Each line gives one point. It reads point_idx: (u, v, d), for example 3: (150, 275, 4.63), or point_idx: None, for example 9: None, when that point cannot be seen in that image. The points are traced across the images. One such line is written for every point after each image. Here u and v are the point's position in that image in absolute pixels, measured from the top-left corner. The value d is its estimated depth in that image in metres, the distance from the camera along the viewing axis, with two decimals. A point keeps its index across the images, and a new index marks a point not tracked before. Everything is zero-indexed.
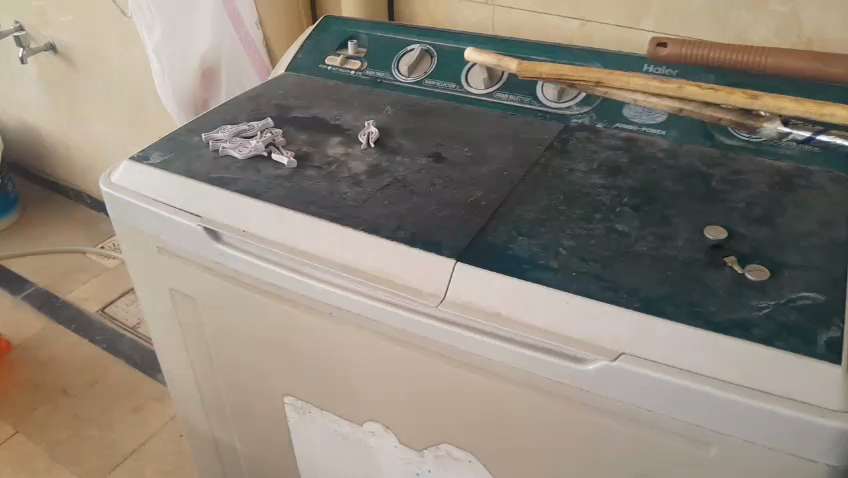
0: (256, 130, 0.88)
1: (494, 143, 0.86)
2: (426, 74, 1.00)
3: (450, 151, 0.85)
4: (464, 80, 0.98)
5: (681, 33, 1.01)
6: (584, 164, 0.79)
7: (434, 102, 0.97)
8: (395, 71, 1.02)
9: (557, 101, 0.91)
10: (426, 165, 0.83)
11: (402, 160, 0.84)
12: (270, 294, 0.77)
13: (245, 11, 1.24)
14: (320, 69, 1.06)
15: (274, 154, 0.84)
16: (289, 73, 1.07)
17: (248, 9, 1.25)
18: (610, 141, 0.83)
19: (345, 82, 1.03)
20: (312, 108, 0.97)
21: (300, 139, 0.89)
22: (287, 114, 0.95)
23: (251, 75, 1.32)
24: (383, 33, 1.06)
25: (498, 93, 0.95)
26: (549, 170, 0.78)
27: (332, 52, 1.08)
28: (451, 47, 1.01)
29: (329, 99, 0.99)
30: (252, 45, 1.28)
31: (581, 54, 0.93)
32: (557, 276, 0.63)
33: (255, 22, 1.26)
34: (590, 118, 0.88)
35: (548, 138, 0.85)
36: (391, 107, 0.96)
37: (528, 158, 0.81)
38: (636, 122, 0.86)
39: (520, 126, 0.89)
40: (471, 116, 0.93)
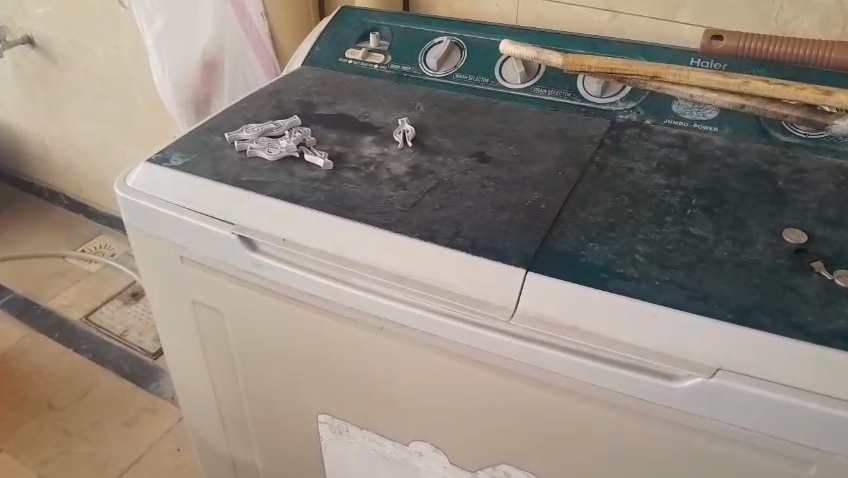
0: (284, 129, 0.83)
1: (539, 141, 0.81)
2: (456, 68, 0.95)
3: (494, 150, 0.80)
4: (498, 74, 0.93)
5: (719, 25, 0.97)
6: (642, 163, 0.74)
7: (467, 98, 0.92)
8: (422, 65, 0.97)
9: (601, 96, 0.86)
10: (471, 165, 0.78)
11: (444, 160, 0.79)
12: (310, 308, 0.71)
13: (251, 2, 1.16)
14: (340, 62, 1.00)
15: (306, 154, 0.78)
16: (307, 67, 1.01)
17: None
18: (663, 139, 0.79)
19: (368, 76, 0.98)
20: (337, 105, 0.91)
21: (330, 140, 0.83)
22: (311, 112, 0.89)
23: (255, 71, 1.23)
24: (407, 24, 1.00)
25: (536, 88, 0.90)
26: (606, 170, 0.74)
27: (352, 45, 1.01)
28: (482, 39, 0.95)
29: (354, 95, 0.93)
30: (257, 37, 1.19)
31: (624, 47, 0.89)
32: (640, 285, 0.58)
33: (261, 15, 1.17)
34: (637, 114, 0.84)
35: (597, 136, 0.81)
36: (422, 103, 0.91)
37: (580, 158, 0.76)
38: (686, 118, 0.82)
39: (564, 122, 0.84)
40: (509, 113, 0.88)
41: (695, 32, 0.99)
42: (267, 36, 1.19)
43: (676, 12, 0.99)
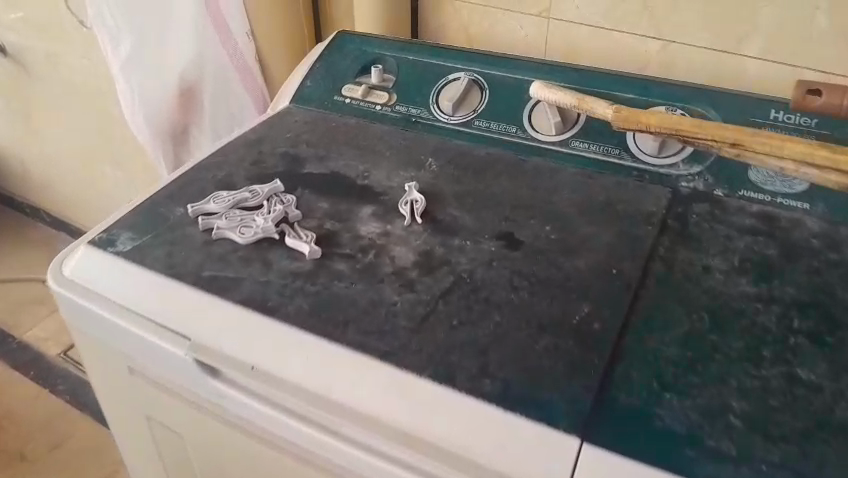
0: (262, 199, 0.66)
1: (582, 219, 0.64)
2: (475, 112, 0.78)
3: (526, 231, 0.63)
4: (526, 122, 0.76)
5: (799, 62, 0.78)
6: (719, 260, 0.58)
7: (488, 152, 0.75)
8: (434, 107, 0.80)
9: (659, 156, 0.70)
10: (498, 252, 0.61)
11: (462, 243, 0.62)
12: (290, 454, 0.54)
13: (234, 21, 0.99)
14: (335, 101, 0.84)
15: (287, 236, 0.62)
16: (296, 105, 0.85)
17: (237, 16, 0.98)
18: (741, 221, 0.62)
19: (369, 119, 0.81)
20: (330, 161, 0.74)
21: (318, 213, 0.67)
22: (297, 171, 0.72)
23: (240, 100, 1.06)
24: (416, 56, 0.83)
25: (573, 141, 0.73)
26: (674, 271, 0.57)
27: (351, 79, 0.85)
28: (506, 77, 0.79)
29: (352, 145, 0.76)
30: (243, 62, 1.02)
31: (683, 92, 0.72)
32: (741, 472, 0.42)
33: (246, 33, 0.99)
34: (704, 182, 0.67)
35: (657, 214, 0.64)
36: (434, 159, 0.74)
37: (637, 249, 0.60)
38: (767, 190, 0.65)
39: (614, 191, 0.67)
40: (543, 173, 0.71)
41: (767, 67, 0.80)
42: (254, 61, 1.02)
43: (743, 43, 0.80)
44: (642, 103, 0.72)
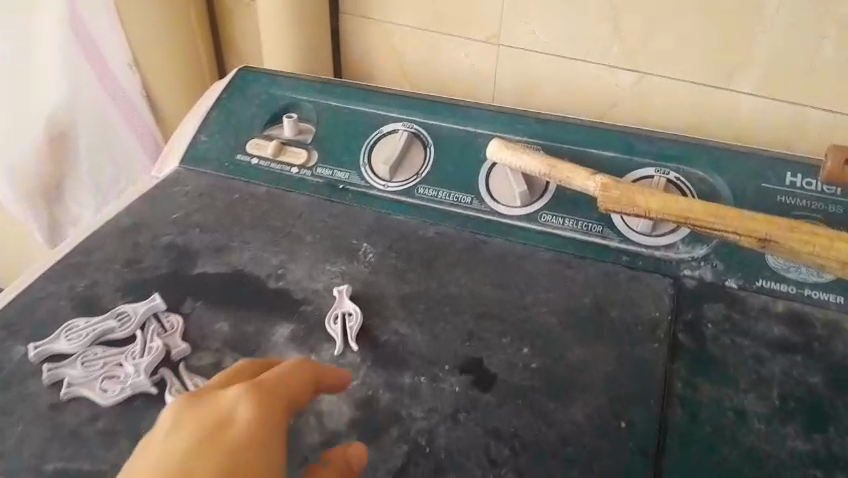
0: (135, 328, 0.50)
1: (567, 334, 0.49)
2: (418, 176, 0.61)
3: (497, 358, 0.48)
4: (483, 189, 0.60)
5: (801, 100, 0.65)
6: (756, 400, 0.44)
7: (438, 233, 0.58)
8: (366, 169, 0.63)
9: (653, 233, 0.55)
10: (463, 395, 0.46)
11: (414, 381, 0.47)
12: None
13: (113, 55, 0.78)
14: (239, 161, 0.65)
15: (167, 390, 0.46)
16: (187, 168, 0.65)
17: (116, 49, 0.78)
18: (768, 330, 0.49)
19: (287, 188, 0.63)
20: (232, 254, 0.57)
21: (215, 343, 0.50)
22: (186, 271, 0.55)
23: (127, 147, 0.87)
24: (340, 102, 0.66)
25: (544, 214, 0.58)
26: (701, 422, 0.43)
27: (257, 132, 0.67)
28: (456, 130, 0.62)
29: (261, 226, 0.59)
30: (128, 102, 0.83)
31: (677, 150, 0.58)
32: None
33: (130, 68, 0.79)
34: (713, 269, 0.53)
35: (663, 324, 0.49)
36: (370, 246, 0.57)
37: (646, 384, 0.45)
38: (791, 278, 0.52)
39: (602, 286, 0.52)
40: (507, 266, 0.55)
41: (764, 107, 0.67)
42: (142, 98, 0.82)
43: (733, 77, 0.66)
44: (627, 165, 0.58)
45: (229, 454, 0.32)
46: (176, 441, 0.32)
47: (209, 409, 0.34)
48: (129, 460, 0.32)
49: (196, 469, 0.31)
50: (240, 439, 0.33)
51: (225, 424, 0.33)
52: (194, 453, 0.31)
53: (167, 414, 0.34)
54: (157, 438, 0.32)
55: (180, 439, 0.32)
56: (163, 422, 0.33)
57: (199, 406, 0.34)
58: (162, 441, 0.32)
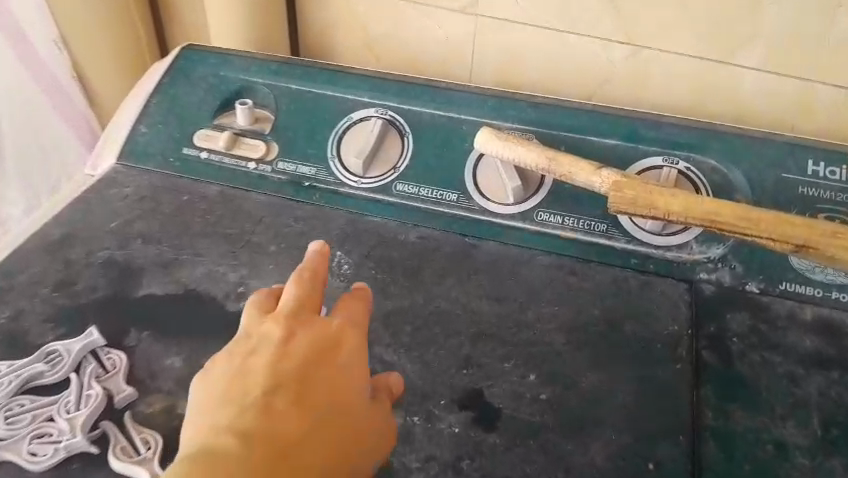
0: (69, 370, 0.43)
1: (577, 357, 0.43)
2: (395, 171, 0.53)
3: (500, 389, 0.42)
4: (469, 184, 0.52)
5: (813, 76, 0.57)
6: (796, 430, 0.39)
7: (420, 235, 0.51)
8: (333, 163, 0.54)
9: (664, 232, 0.49)
10: (465, 437, 0.40)
11: (406, 422, 0.40)
12: None
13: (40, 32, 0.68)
14: (186, 156, 0.56)
15: (113, 449, 0.40)
16: (126, 165, 0.56)
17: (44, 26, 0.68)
18: (799, 342, 0.43)
19: (244, 186, 0.55)
20: (182, 269, 0.49)
21: (168, 383, 0.43)
22: (128, 294, 0.47)
23: (61, 132, 0.77)
24: (302, 85, 0.57)
25: (539, 211, 0.51)
26: (739, 460, 0.38)
27: (205, 121, 0.57)
28: (435, 116, 0.54)
29: (215, 234, 0.51)
30: (57, 85, 0.73)
31: (688, 135, 0.51)
32: None
33: (59, 47, 0.69)
34: (732, 271, 0.47)
35: (684, 341, 0.44)
36: (344, 255, 0.50)
37: (672, 417, 0.40)
38: (818, 281, 0.46)
39: (612, 296, 0.46)
40: (500, 272, 0.48)
41: (765, 81, 0.59)
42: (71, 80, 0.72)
43: (737, 50, 0.58)
44: (633, 154, 0.51)
45: (333, 365, 0.36)
46: (293, 347, 0.36)
47: (320, 324, 0.37)
48: (246, 350, 0.36)
49: (310, 374, 0.35)
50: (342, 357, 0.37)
51: (331, 341, 0.37)
52: (307, 362, 0.36)
53: (277, 319, 0.37)
54: (276, 338, 0.36)
55: (298, 347, 0.36)
56: (273, 324, 0.37)
57: (309, 319, 0.38)
58: (280, 344, 0.36)
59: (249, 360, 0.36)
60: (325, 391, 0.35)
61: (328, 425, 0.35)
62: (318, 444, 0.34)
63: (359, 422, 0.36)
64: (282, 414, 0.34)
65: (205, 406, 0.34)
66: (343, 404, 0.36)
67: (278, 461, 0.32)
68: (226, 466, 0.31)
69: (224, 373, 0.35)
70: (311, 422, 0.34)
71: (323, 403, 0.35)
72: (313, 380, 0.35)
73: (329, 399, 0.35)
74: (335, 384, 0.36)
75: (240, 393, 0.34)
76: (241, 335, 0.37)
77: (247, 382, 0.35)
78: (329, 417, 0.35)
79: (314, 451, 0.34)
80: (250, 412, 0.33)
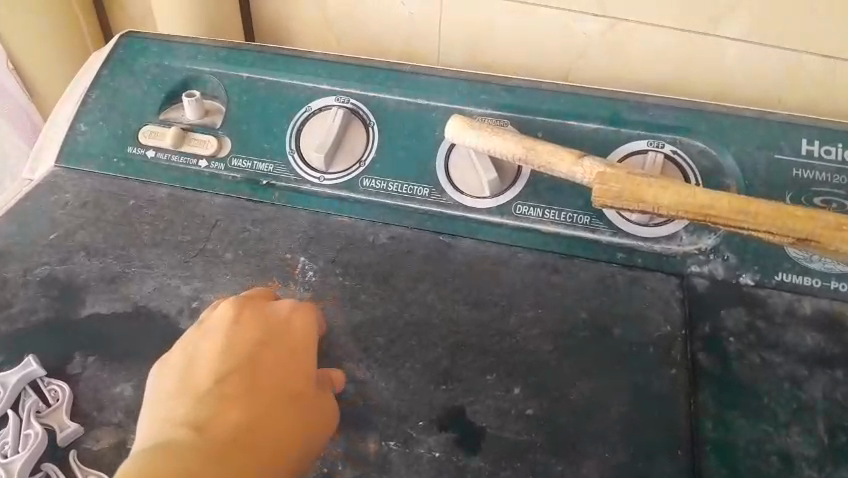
0: (5, 407, 0.40)
1: (564, 365, 0.40)
2: (360, 165, 0.49)
3: (483, 406, 0.39)
4: (441, 177, 0.48)
5: (803, 46, 0.54)
6: (801, 437, 0.37)
7: (392, 237, 0.46)
8: (292, 158, 0.50)
9: (651, 223, 0.45)
10: (447, 462, 0.37)
11: (382, 449, 0.38)
12: None
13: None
14: (132, 156, 0.51)
15: None
16: (65, 167, 0.51)
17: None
18: (800, 340, 0.41)
19: (196, 188, 0.50)
20: (129, 285, 0.45)
21: (116, 415, 0.40)
22: (73, 316, 0.44)
23: (8, 138, 0.72)
24: (254, 72, 0.52)
25: (517, 204, 0.47)
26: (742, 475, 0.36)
27: (152, 116, 0.53)
28: (402, 103, 0.50)
29: (166, 242, 0.47)
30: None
31: (672, 116, 0.48)
32: None
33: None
34: (725, 262, 0.44)
35: (678, 344, 0.40)
36: (309, 261, 0.46)
37: (671, 429, 0.38)
38: (817, 270, 0.43)
39: (598, 296, 0.43)
40: (479, 275, 0.44)
41: (749, 53, 0.55)
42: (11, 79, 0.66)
43: (722, 21, 0.54)
44: (615, 139, 0.48)
45: (282, 350, 0.38)
46: (241, 335, 0.38)
47: (266, 311, 0.39)
48: (197, 343, 0.38)
49: (253, 364, 0.37)
50: (289, 342, 0.38)
51: (278, 328, 0.39)
52: (255, 348, 0.37)
53: (226, 307, 0.39)
54: (225, 326, 0.38)
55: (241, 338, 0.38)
56: (221, 315, 0.39)
57: (257, 307, 0.40)
58: (225, 337, 0.38)
59: (200, 350, 0.38)
60: (274, 376, 0.37)
61: (280, 409, 0.36)
62: (269, 425, 0.35)
63: (312, 404, 0.37)
64: (232, 399, 0.35)
65: (161, 396, 0.36)
66: (294, 387, 0.37)
67: (229, 441, 0.34)
68: (176, 447, 0.33)
69: (178, 368, 0.37)
70: (259, 407, 0.36)
71: (273, 387, 0.36)
72: (262, 366, 0.37)
73: (275, 382, 0.37)
74: (283, 372, 0.37)
75: (193, 383, 0.36)
76: (194, 328, 0.39)
77: (197, 374, 0.36)
78: (280, 398, 0.36)
79: (264, 432, 0.35)
80: (203, 400, 0.35)
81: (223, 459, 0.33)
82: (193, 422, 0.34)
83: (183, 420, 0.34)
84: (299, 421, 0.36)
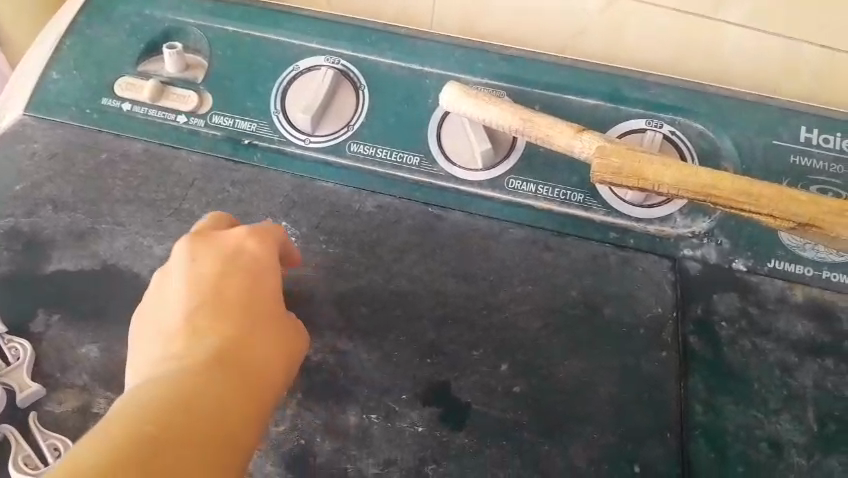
0: None
1: (553, 343, 0.39)
2: (348, 129, 0.47)
3: (468, 382, 0.37)
4: (432, 145, 0.46)
5: (803, 35, 0.53)
6: (791, 425, 0.37)
7: (379, 205, 0.45)
8: (276, 118, 0.47)
9: (645, 203, 0.43)
10: (429, 438, 0.36)
11: (363, 422, 0.36)
12: None
13: None
14: (106, 108, 0.48)
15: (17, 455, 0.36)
16: (33, 116, 0.48)
17: None
18: (791, 328, 0.40)
19: (174, 144, 0.47)
20: (99, 241, 0.42)
21: (81, 377, 0.38)
22: (37, 272, 0.41)
23: None
24: (240, 26, 0.50)
25: (510, 178, 0.45)
26: (731, 461, 0.36)
27: (128, 67, 0.50)
28: (395, 67, 0.48)
29: (140, 198, 0.45)
30: None
31: (672, 96, 0.47)
32: None
33: None
34: (719, 246, 0.43)
35: (670, 327, 0.39)
36: (291, 226, 0.44)
37: (660, 412, 0.37)
38: (810, 258, 0.42)
39: (590, 275, 0.42)
40: (468, 249, 0.43)
41: (749, 39, 0.54)
42: None
43: (724, 5, 0.53)
44: (613, 116, 0.46)
45: (245, 276, 0.36)
46: (202, 267, 0.36)
47: (219, 239, 0.37)
48: (160, 286, 0.36)
49: (223, 292, 0.35)
50: (250, 268, 0.37)
51: (234, 255, 0.37)
52: (215, 273, 0.35)
53: (181, 244, 0.37)
54: (181, 263, 0.36)
55: (204, 269, 0.36)
56: (178, 252, 0.37)
57: (210, 237, 0.37)
58: (187, 272, 0.36)
59: (165, 291, 0.35)
60: (242, 303, 0.35)
61: (259, 330, 0.35)
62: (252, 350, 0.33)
63: (286, 326, 0.36)
64: (209, 326, 0.33)
65: (139, 344, 0.34)
66: (265, 313, 0.35)
67: (218, 365, 0.32)
68: (167, 375, 0.30)
69: (145, 313, 0.35)
70: (238, 330, 0.34)
71: (244, 309, 0.35)
72: (229, 293, 0.35)
73: (247, 304, 0.35)
74: (251, 295, 0.36)
75: (165, 323, 0.34)
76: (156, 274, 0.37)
77: (168, 313, 0.34)
78: (255, 324, 0.35)
79: (250, 353, 0.33)
80: (180, 335, 0.33)
81: (220, 379, 0.31)
82: (172, 352, 0.32)
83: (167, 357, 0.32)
84: (276, 348, 0.35)
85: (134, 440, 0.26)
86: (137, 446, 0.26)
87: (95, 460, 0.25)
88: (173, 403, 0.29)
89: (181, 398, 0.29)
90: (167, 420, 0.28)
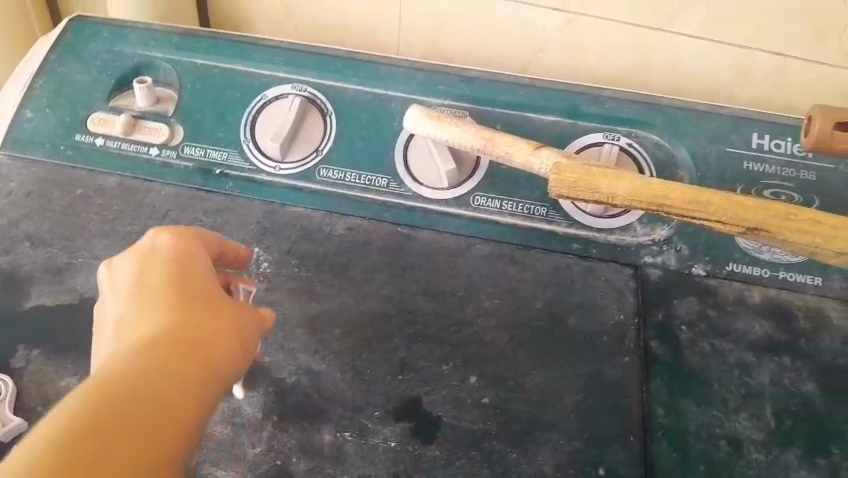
0: None
1: (520, 355, 0.40)
2: (317, 154, 0.48)
3: (439, 396, 0.39)
4: (399, 167, 0.48)
5: (756, 44, 0.55)
6: (749, 422, 0.38)
7: (349, 227, 0.46)
8: (247, 147, 0.49)
9: (605, 214, 0.45)
10: (402, 452, 0.37)
11: (337, 440, 0.37)
12: None
13: None
14: (79, 144, 0.50)
15: None
16: (8, 155, 0.49)
17: None
18: (749, 328, 0.42)
19: (147, 176, 0.48)
20: (76, 276, 0.44)
21: None
22: (16, 309, 0.42)
23: None
24: (209, 59, 0.51)
25: (475, 195, 0.47)
26: (692, 460, 0.37)
27: (100, 103, 0.51)
28: (360, 92, 0.50)
29: (115, 232, 0.46)
30: None
31: (628, 109, 0.48)
32: None
33: None
34: (678, 253, 0.44)
35: (632, 333, 0.41)
36: (264, 251, 0.45)
37: (624, 416, 0.38)
38: (765, 261, 0.44)
39: (554, 286, 0.43)
40: (437, 266, 0.44)
41: (705, 50, 0.56)
42: None
43: (678, 18, 0.55)
44: (572, 131, 0.48)
45: (174, 258, 0.33)
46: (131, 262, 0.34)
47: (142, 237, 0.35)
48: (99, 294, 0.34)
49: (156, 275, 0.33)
50: (177, 249, 0.34)
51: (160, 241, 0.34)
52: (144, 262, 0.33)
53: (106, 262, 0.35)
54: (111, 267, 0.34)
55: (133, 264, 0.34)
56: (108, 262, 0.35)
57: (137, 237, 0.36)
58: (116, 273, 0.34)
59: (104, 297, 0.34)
60: (177, 280, 0.33)
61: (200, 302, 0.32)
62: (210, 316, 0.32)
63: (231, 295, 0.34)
64: (146, 310, 0.31)
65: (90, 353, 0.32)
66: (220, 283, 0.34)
67: (165, 343, 0.30)
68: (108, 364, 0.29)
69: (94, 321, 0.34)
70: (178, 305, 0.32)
71: (179, 285, 0.32)
72: (161, 275, 0.33)
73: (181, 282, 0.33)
74: (186, 272, 0.33)
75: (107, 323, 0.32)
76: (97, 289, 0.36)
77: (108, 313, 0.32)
78: (202, 299, 0.32)
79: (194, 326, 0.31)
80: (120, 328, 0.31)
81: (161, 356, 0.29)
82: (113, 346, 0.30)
83: (112, 347, 0.30)
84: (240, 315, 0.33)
85: (78, 428, 0.25)
86: (82, 434, 0.25)
87: (38, 453, 0.24)
88: (123, 384, 0.27)
89: (131, 379, 0.28)
90: (113, 404, 0.26)
